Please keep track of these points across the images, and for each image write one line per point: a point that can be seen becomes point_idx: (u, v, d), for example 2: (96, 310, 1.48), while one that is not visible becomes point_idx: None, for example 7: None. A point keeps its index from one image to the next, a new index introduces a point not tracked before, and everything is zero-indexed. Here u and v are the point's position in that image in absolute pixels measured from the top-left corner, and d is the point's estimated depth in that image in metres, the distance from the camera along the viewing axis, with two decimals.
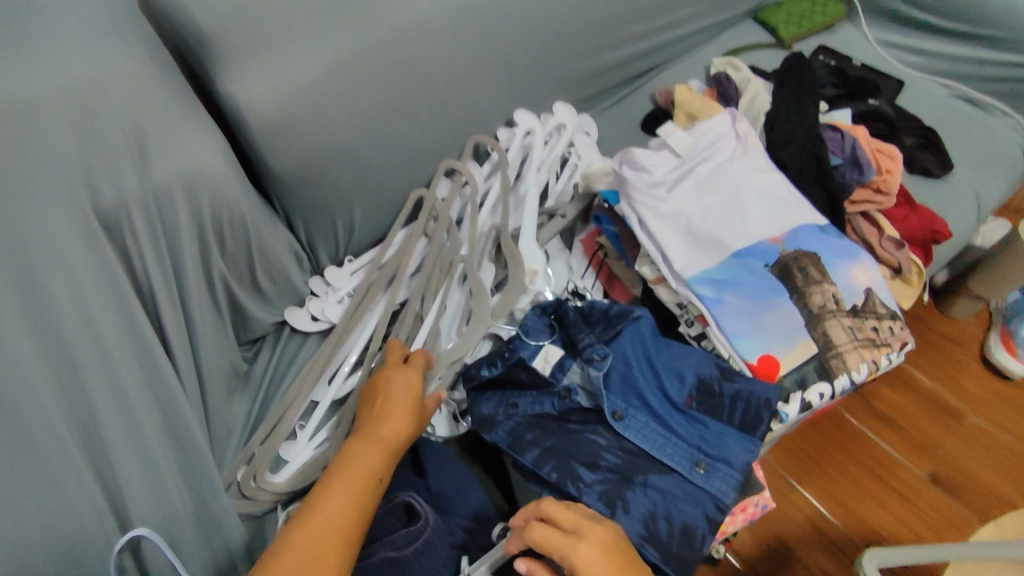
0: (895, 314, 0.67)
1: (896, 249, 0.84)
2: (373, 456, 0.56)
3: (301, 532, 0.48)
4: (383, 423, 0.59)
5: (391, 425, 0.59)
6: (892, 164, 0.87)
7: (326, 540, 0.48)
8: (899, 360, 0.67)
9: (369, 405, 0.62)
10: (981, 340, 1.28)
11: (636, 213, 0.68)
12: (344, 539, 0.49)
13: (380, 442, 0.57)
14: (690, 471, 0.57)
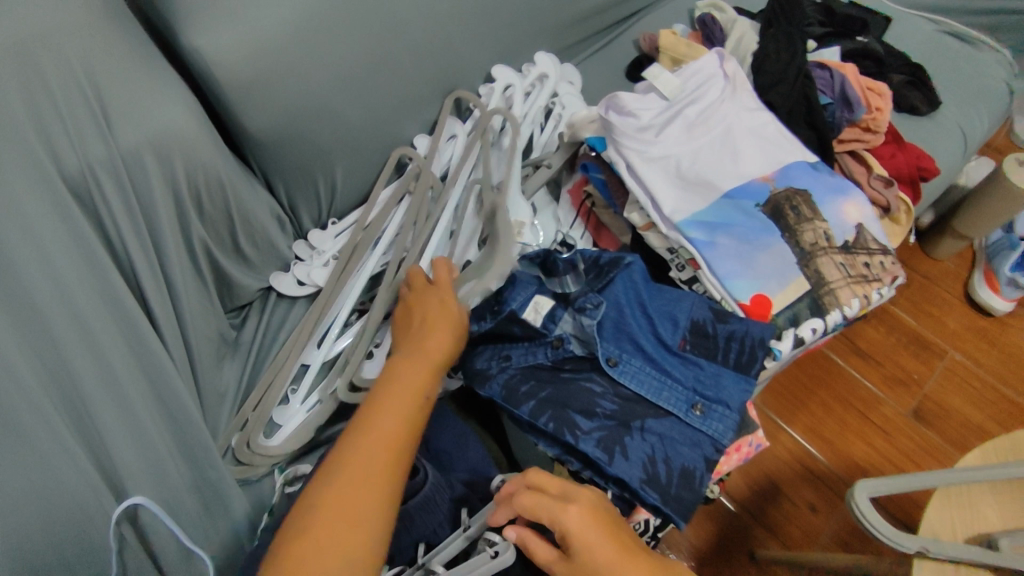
0: (887, 250, 0.66)
1: (885, 188, 0.85)
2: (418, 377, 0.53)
3: (355, 451, 0.46)
4: (426, 344, 0.57)
5: (430, 338, 0.57)
6: (882, 103, 0.86)
7: (379, 457, 0.47)
8: (891, 295, 0.66)
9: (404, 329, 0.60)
10: (962, 279, 1.32)
11: (623, 159, 0.67)
12: (398, 454, 0.48)
13: (419, 358, 0.55)
14: (687, 413, 0.57)
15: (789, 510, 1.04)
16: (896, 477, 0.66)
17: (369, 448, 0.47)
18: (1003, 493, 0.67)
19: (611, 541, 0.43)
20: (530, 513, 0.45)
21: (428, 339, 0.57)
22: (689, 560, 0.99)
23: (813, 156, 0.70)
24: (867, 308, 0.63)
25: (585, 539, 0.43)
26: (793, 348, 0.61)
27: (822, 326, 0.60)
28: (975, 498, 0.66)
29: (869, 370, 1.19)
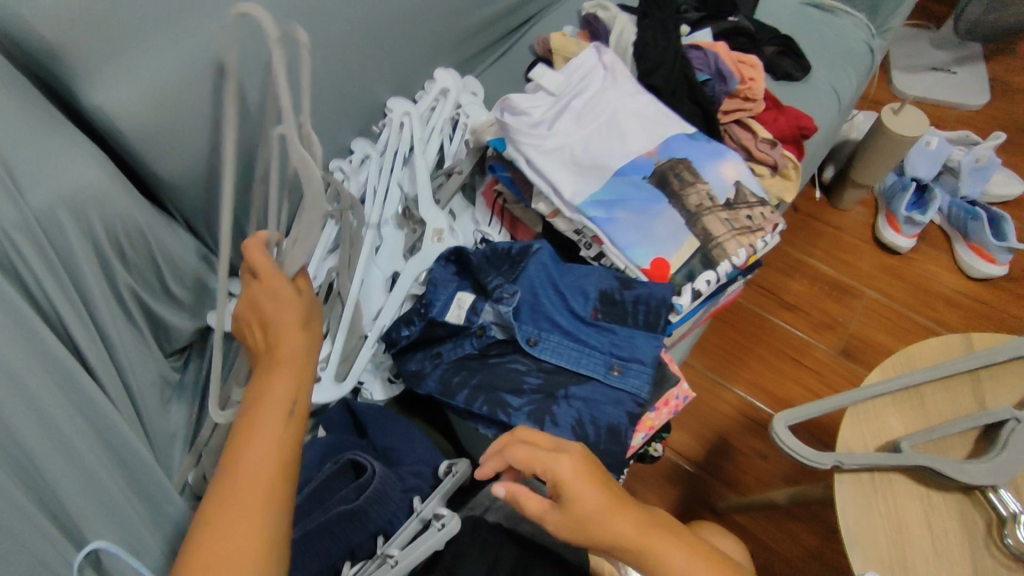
0: (766, 201, 0.72)
1: (770, 149, 0.93)
2: (278, 388, 0.53)
3: (233, 485, 0.47)
4: (279, 347, 0.56)
5: (284, 341, 0.56)
6: (754, 73, 0.94)
7: (258, 476, 0.48)
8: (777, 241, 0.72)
9: (255, 336, 0.58)
10: (868, 225, 1.43)
11: (521, 154, 0.72)
12: (274, 471, 0.48)
13: (280, 364, 0.55)
14: (607, 375, 0.62)
15: (741, 461, 1.11)
16: (809, 403, 0.73)
17: (248, 474, 0.48)
18: (903, 401, 0.74)
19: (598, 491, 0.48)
20: (525, 464, 0.51)
21: (281, 343, 0.56)
22: None
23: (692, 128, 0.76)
24: (755, 255, 0.69)
25: (575, 489, 0.48)
26: (696, 301, 0.67)
27: (716, 278, 0.67)
28: (879, 410, 0.74)
29: (795, 319, 1.28)
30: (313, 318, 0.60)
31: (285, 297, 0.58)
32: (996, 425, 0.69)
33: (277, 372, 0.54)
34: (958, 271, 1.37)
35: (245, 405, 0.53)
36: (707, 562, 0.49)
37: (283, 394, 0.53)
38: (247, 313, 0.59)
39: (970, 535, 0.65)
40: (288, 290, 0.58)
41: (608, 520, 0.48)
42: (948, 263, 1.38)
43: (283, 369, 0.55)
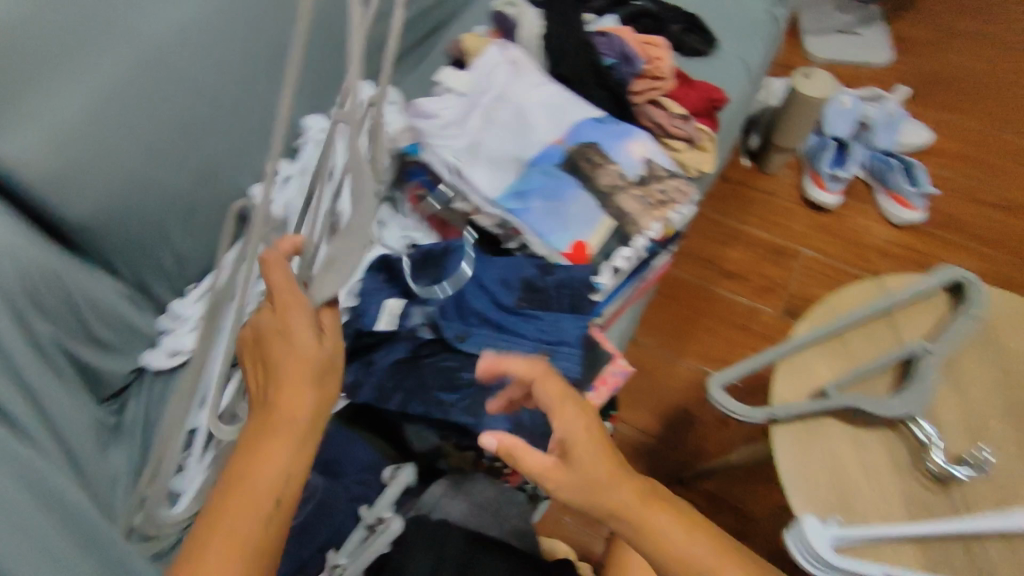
0: (677, 173, 0.74)
1: (684, 123, 0.96)
2: (275, 457, 0.50)
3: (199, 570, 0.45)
4: (281, 404, 0.53)
5: (285, 400, 0.53)
6: (659, 53, 0.98)
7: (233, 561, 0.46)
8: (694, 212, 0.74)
9: (257, 374, 0.55)
10: (796, 186, 1.48)
11: (434, 158, 0.74)
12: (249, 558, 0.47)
13: (276, 424, 0.52)
14: (538, 360, 0.63)
15: (701, 429, 1.14)
16: (740, 362, 0.76)
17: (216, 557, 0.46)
18: (831, 350, 0.78)
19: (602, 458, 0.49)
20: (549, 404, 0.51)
21: (280, 400, 0.53)
22: None
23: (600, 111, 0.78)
24: (672, 226, 0.72)
25: (579, 448, 0.49)
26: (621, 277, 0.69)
27: (635, 252, 0.69)
28: (808, 361, 0.77)
29: (738, 286, 1.33)
30: (328, 372, 0.56)
31: (298, 334, 0.55)
32: (908, 361, 0.75)
33: (275, 435, 0.51)
34: (881, 220, 1.43)
35: (233, 464, 0.50)
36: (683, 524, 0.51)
37: (275, 467, 0.50)
38: (250, 334, 0.56)
39: (897, 467, 0.69)
40: (307, 342, 0.55)
41: (607, 487, 0.49)
42: (873, 214, 1.44)
43: (285, 433, 0.52)
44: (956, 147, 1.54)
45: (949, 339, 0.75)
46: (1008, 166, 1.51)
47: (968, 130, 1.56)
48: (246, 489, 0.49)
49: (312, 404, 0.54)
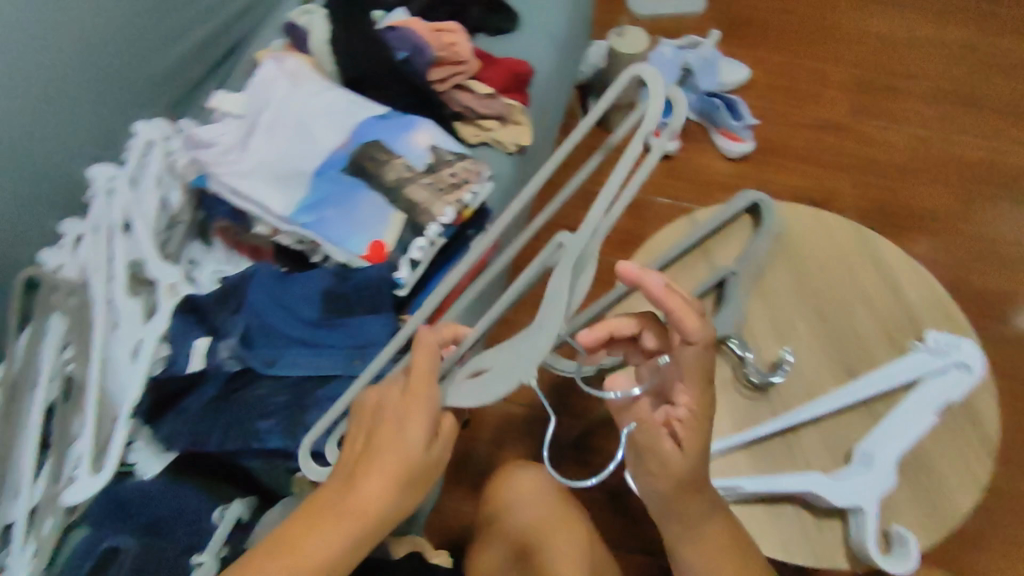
0: (465, 154, 0.74)
1: (491, 101, 0.97)
2: (332, 541, 0.46)
3: None
4: (363, 484, 0.48)
5: (365, 487, 0.48)
6: (453, 37, 0.96)
7: None
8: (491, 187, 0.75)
9: (358, 442, 0.51)
10: (637, 139, 1.57)
11: (221, 185, 0.71)
12: None
13: (347, 508, 0.48)
14: (348, 366, 0.63)
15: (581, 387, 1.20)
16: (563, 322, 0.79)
17: None
18: (652, 291, 0.83)
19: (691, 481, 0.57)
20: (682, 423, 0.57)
21: (360, 487, 0.48)
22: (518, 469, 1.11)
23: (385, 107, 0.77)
24: (468, 208, 0.71)
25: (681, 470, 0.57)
26: (420, 268, 0.68)
27: (429, 242, 0.68)
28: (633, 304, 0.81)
29: (598, 245, 1.41)
30: (417, 481, 0.50)
31: (419, 423, 0.50)
32: (721, 286, 0.81)
33: (344, 519, 0.47)
34: (719, 157, 1.55)
35: (291, 520, 0.48)
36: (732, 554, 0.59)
37: (324, 550, 0.46)
38: (372, 402, 0.52)
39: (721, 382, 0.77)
40: (418, 447, 0.50)
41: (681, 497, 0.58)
42: (713, 153, 1.55)
43: (357, 517, 0.47)
44: (769, 79, 1.69)
45: (751, 258, 0.82)
46: (815, 88, 1.68)
47: (777, 62, 1.71)
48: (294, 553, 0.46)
49: (388, 504, 0.49)
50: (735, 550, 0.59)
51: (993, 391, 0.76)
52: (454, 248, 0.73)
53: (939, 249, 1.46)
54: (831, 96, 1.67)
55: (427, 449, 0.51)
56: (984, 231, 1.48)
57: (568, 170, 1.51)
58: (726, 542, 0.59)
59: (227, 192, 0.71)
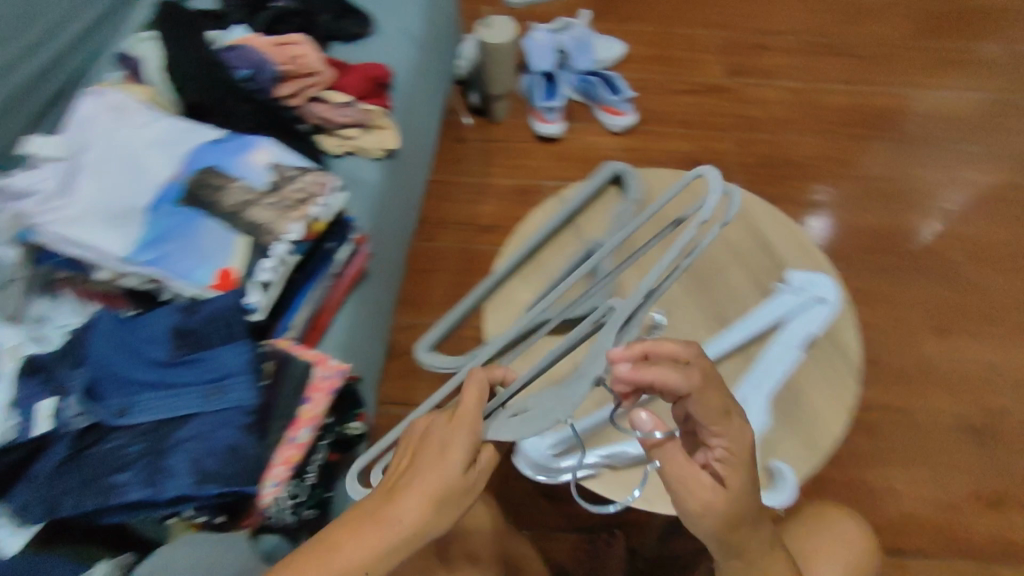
0: (309, 167, 0.76)
1: (347, 108, 0.96)
2: (361, 544, 0.48)
3: None
4: (399, 493, 0.50)
5: (406, 513, 0.49)
6: (301, 49, 0.93)
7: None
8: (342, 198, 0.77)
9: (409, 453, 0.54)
10: (524, 127, 1.61)
11: (46, 235, 0.65)
12: None
13: (382, 532, 0.48)
14: (207, 403, 0.62)
15: None
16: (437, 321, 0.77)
17: None
18: (530, 276, 0.83)
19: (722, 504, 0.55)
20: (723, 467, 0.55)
21: (397, 507, 0.49)
22: None
23: (218, 131, 0.75)
24: (318, 221, 0.73)
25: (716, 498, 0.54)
26: (273, 287, 0.68)
27: (280, 259, 0.69)
28: (508, 291, 0.82)
29: (497, 238, 1.44)
30: (454, 502, 0.51)
31: (461, 439, 0.52)
32: (590, 258, 0.83)
33: (380, 543, 0.48)
34: (604, 132, 1.59)
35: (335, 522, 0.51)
36: (737, 528, 0.55)
37: (352, 554, 0.48)
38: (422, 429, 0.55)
39: None
40: (457, 472, 0.51)
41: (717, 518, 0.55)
42: (598, 131, 1.60)
43: (383, 522, 0.49)
44: (645, 50, 1.73)
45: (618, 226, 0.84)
46: (690, 53, 1.73)
47: (652, 33, 1.76)
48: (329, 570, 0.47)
49: (428, 530, 0.50)
50: (738, 522, 0.55)
51: (853, 322, 0.80)
52: (306, 265, 0.77)
53: (820, 191, 1.53)
54: (706, 59, 1.72)
55: (463, 472, 0.52)
56: (857, 167, 1.56)
57: (456, 167, 1.55)
58: (736, 511, 0.55)
59: (55, 243, 0.65)
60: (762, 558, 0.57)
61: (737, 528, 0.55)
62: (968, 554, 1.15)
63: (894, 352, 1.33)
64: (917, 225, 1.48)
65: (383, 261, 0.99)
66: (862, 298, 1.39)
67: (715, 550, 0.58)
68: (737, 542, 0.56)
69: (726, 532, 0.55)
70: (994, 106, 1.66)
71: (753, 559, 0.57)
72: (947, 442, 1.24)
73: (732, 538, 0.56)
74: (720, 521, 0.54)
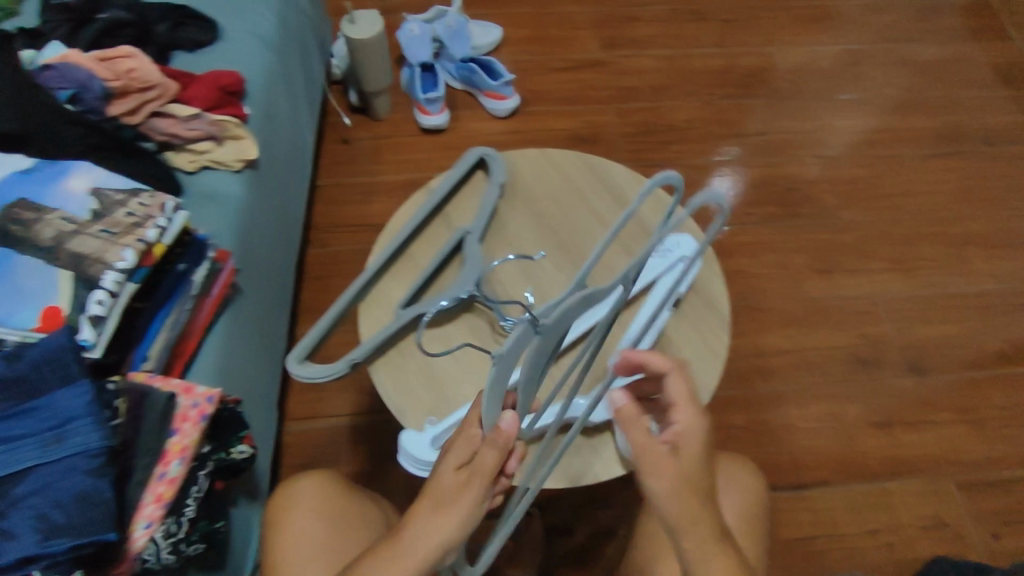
0: (140, 189, 0.73)
1: (197, 122, 0.90)
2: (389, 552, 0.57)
3: None
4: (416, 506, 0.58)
5: (411, 527, 0.57)
6: (131, 62, 0.86)
7: None
8: (183, 214, 0.74)
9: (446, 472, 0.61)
10: (409, 121, 1.58)
11: None
12: None
13: (397, 545, 0.57)
14: (48, 452, 0.57)
15: None
16: (309, 332, 0.78)
17: None
18: (399, 272, 0.82)
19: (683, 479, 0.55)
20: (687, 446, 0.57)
21: (408, 520, 0.57)
22: (359, 474, 1.11)
23: (27, 162, 0.74)
24: (154, 244, 0.70)
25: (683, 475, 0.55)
26: (107, 322, 0.65)
27: (110, 290, 0.65)
28: (381, 291, 0.81)
29: None
30: (454, 505, 0.56)
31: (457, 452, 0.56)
32: (460, 246, 0.83)
33: (394, 556, 0.56)
34: (490, 117, 1.59)
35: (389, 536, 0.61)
36: (685, 492, 0.55)
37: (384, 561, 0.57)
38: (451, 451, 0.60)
39: (479, 338, 0.78)
40: (448, 480, 0.56)
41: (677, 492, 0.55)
42: (484, 116, 1.60)
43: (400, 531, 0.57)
44: (521, 32, 1.74)
45: (483, 212, 0.84)
46: (566, 31, 1.75)
47: (527, 15, 1.77)
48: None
49: (439, 539, 0.55)
50: (686, 484, 0.55)
51: (717, 274, 0.84)
52: (153, 291, 0.72)
53: (702, 152, 1.59)
54: (582, 36, 1.75)
55: (455, 475, 0.56)
56: (733, 125, 1.63)
57: (344, 169, 1.51)
58: (682, 471, 0.55)
59: None
60: (706, 518, 0.55)
61: (688, 493, 0.55)
62: (864, 472, 1.24)
63: (783, 296, 1.40)
64: (792, 174, 1.57)
65: (259, 274, 0.95)
66: (749, 248, 1.45)
67: (665, 529, 0.56)
68: (685, 508, 0.54)
69: (674, 496, 0.55)
70: (849, 54, 1.78)
71: (702, 524, 0.55)
72: (838, 373, 1.33)
73: (680, 503, 0.55)
74: (675, 486, 0.54)
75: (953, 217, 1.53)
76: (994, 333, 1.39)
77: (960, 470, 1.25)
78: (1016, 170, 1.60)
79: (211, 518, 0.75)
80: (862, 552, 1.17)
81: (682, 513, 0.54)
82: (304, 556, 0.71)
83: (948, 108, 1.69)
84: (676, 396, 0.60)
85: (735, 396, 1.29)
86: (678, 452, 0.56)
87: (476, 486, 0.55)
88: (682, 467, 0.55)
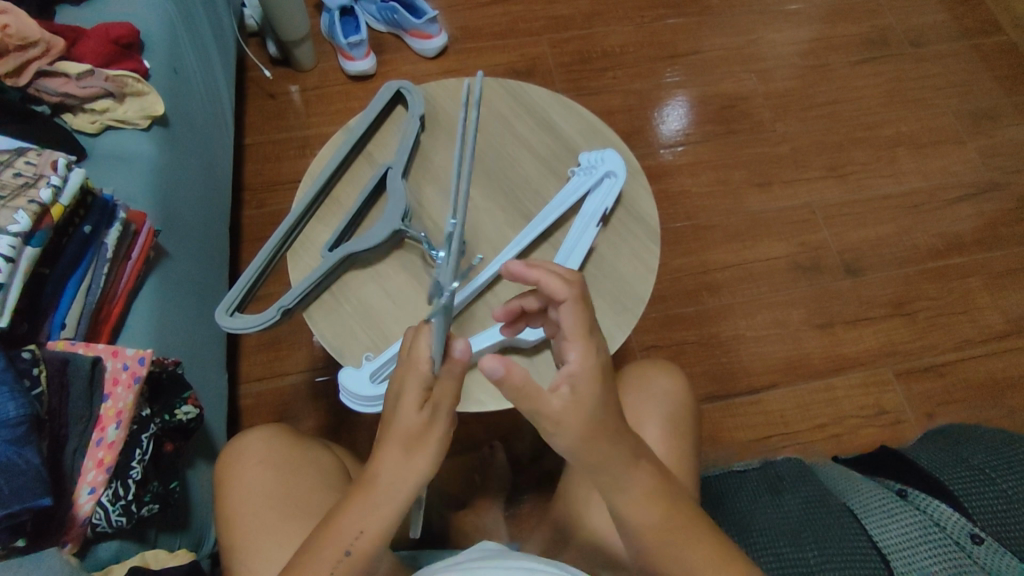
0: (29, 149, 0.71)
1: (90, 78, 0.84)
2: (371, 516, 0.52)
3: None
4: (377, 465, 0.53)
5: (388, 473, 0.53)
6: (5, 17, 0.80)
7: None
8: (76, 172, 0.71)
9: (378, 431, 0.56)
10: (335, 70, 1.51)
11: None
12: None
13: (372, 495, 0.53)
14: None
15: None
16: (239, 279, 0.77)
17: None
18: (324, 213, 0.82)
19: (588, 426, 0.51)
20: (584, 393, 0.51)
21: (377, 472, 0.53)
22: (322, 427, 1.11)
23: None
24: (50, 205, 0.67)
25: (587, 429, 0.51)
26: (8, 289, 0.63)
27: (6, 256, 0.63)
28: (308, 233, 0.81)
29: None
30: (425, 442, 0.53)
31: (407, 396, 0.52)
32: (384, 181, 0.82)
33: (375, 504, 0.53)
34: (419, 59, 1.54)
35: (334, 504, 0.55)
36: (594, 437, 0.52)
37: (372, 531, 0.52)
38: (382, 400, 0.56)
39: (410, 273, 0.79)
40: (413, 419, 0.52)
41: (586, 444, 0.52)
42: (413, 59, 1.54)
43: (369, 492, 0.53)
44: None
45: (403, 145, 0.83)
46: None
47: None
48: (343, 547, 0.52)
49: (421, 475, 0.53)
50: (592, 431, 0.51)
51: (644, 186, 0.86)
52: (60, 254, 0.71)
53: (639, 76, 1.57)
54: None
55: (418, 414, 0.53)
56: (668, 47, 1.61)
57: (272, 126, 1.45)
58: (582, 421, 0.51)
59: None
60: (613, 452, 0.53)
61: (595, 439, 0.52)
62: (809, 371, 1.30)
63: (726, 213, 1.42)
64: (728, 91, 1.57)
65: (189, 234, 0.92)
66: (691, 168, 1.46)
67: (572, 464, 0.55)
68: (594, 450, 0.52)
69: (582, 442, 0.52)
70: None
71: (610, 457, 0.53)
72: (783, 281, 1.37)
73: (590, 449, 0.52)
74: (579, 435, 0.51)
75: (884, 121, 1.56)
76: (925, 229, 1.44)
77: (896, 359, 1.31)
78: (943, 70, 1.63)
79: (163, 481, 0.72)
80: (812, 445, 1.23)
81: (590, 456, 0.52)
82: (257, 503, 0.72)
83: (878, 12, 1.70)
84: (568, 329, 0.53)
85: (687, 313, 1.32)
86: (576, 398, 0.51)
87: (444, 414, 0.53)
88: (581, 414, 0.51)
